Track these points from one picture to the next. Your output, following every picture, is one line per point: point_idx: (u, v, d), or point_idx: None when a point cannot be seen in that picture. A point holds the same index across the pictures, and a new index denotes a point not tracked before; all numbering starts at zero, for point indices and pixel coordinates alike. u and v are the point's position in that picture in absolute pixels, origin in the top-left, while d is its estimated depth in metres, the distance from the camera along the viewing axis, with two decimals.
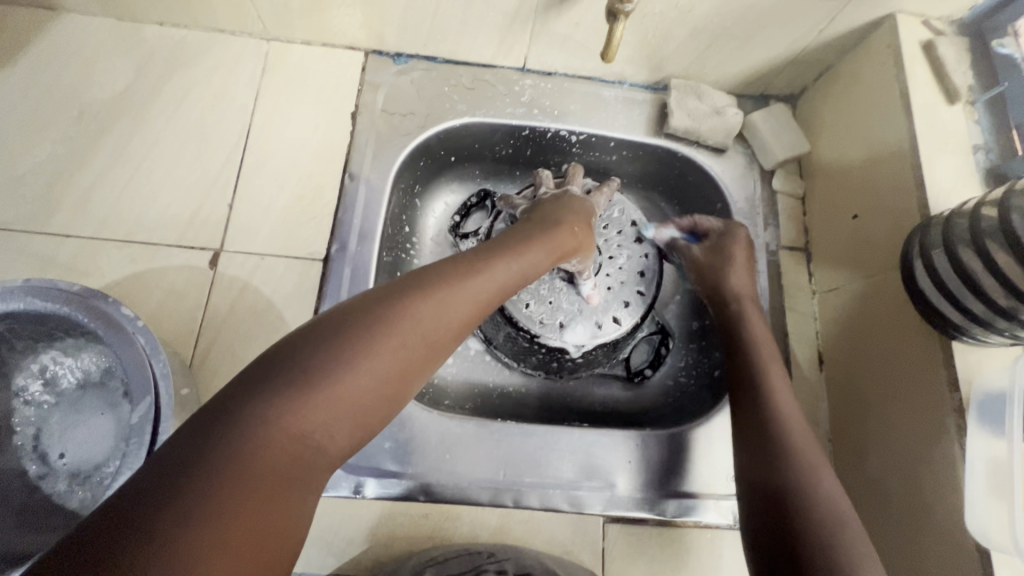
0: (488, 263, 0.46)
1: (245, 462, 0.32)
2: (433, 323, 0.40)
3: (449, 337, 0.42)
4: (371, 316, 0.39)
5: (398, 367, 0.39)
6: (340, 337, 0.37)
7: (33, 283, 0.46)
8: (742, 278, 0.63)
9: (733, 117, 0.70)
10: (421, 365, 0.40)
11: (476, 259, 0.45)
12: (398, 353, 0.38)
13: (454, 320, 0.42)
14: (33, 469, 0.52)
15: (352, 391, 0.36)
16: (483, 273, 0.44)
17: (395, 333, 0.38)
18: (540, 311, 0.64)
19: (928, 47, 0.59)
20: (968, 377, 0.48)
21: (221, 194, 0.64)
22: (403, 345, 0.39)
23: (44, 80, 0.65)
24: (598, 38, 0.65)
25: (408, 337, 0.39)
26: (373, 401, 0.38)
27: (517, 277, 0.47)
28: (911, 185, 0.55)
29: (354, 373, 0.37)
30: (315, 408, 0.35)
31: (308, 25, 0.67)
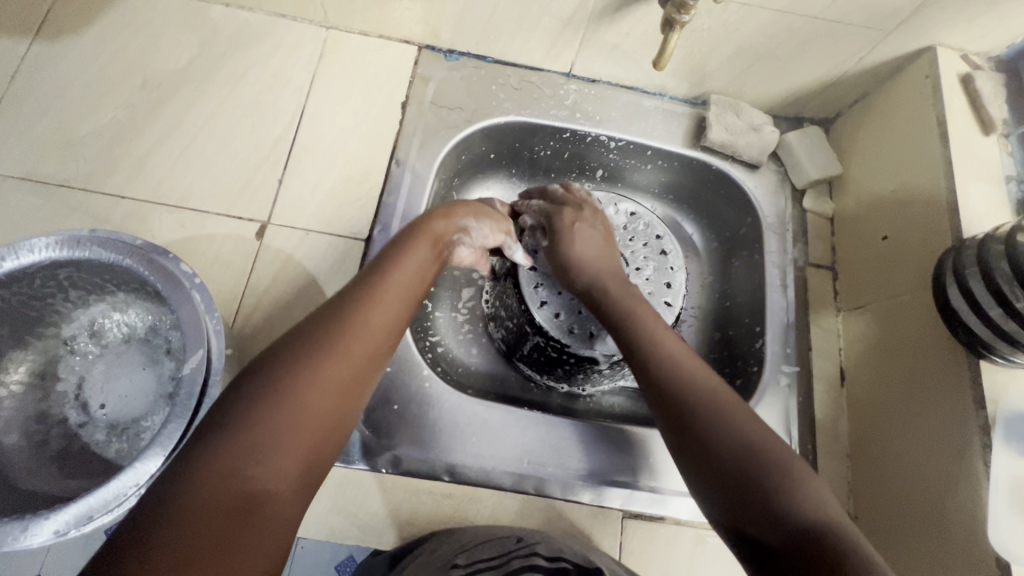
0: (380, 277, 0.46)
1: (186, 515, 0.31)
2: (348, 345, 0.41)
3: (370, 355, 0.42)
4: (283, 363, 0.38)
5: (323, 391, 0.38)
6: (254, 383, 0.37)
7: (99, 234, 0.47)
8: (596, 266, 0.56)
9: (770, 135, 0.72)
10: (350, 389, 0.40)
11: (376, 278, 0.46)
12: (315, 387, 0.38)
13: (365, 334, 0.42)
14: (73, 417, 0.52)
15: (283, 421, 0.36)
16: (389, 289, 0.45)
17: (313, 364, 0.39)
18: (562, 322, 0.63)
19: (966, 80, 0.61)
20: (995, 396, 0.49)
21: (271, 169, 0.66)
22: (326, 375, 0.39)
23: (112, 49, 0.68)
24: (646, 48, 0.68)
25: (322, 360, 0.39)
26: (312, 441, 0.37)
27: (411, 282, 0.48)
28: (944, 209, 0.57)
29: (281, 415, 0.36)
30: (248, 446, 0.35)
31: (367, 16, 0.70)
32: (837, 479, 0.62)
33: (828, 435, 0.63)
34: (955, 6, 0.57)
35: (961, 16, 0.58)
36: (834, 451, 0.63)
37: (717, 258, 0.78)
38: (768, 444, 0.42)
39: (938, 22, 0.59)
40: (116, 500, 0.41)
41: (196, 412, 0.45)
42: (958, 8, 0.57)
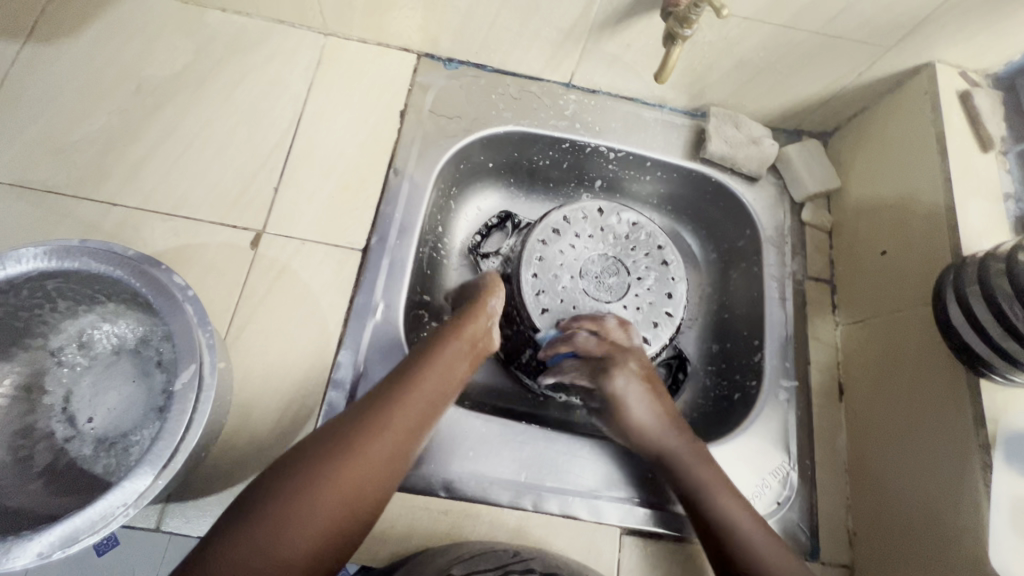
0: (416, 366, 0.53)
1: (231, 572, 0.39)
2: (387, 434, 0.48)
3: (406, 447, 0.49)
4: (329, 446, 0.46)
5: (354, 474, 0.45)
6: (302, 461, 0.45)
7: (89, 244, 0.46)
8: (643, 417, 0.59)
9: (769, 148, 0.72)
10: (383, 477, 0.47)
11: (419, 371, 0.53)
12: (348, 471, 0.45)
13: (403, 429, 0.49)
14: (60, 431, 0.51)
15: (316, 500, 0.43)
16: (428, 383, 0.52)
17: (357, 450, 0.46)
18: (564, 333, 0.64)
19: (965, 97, 0.61)
20: (995, 415, 0.49)
21: (267, 177, 0.65)
22: (361, 462, 0.46)
23: (106, 53, 0.67)
24: (647, 59, 0.68)
25: (358, 447, 0.47)
26: (345, 512, 0.44)
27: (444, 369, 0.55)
28: (943, 226, 0.57)
29: (324, 489, 0.44)
30: (285, 519, 0.42)
31: (366, 24, 0.69)
32: (835, 495, 0.61)
33: (826, 449, 0.63)
34: (955, 23, 0.57)
35: (961, 33, 0.58)
36: (833, 466, 0.62)
37: (716, 270, 0.78)
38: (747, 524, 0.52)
39: (937, 38, 0.59)
40: (104, 521, 0.40)
41: (188, 428, 0.43)
42: (958, 25, 0.57)
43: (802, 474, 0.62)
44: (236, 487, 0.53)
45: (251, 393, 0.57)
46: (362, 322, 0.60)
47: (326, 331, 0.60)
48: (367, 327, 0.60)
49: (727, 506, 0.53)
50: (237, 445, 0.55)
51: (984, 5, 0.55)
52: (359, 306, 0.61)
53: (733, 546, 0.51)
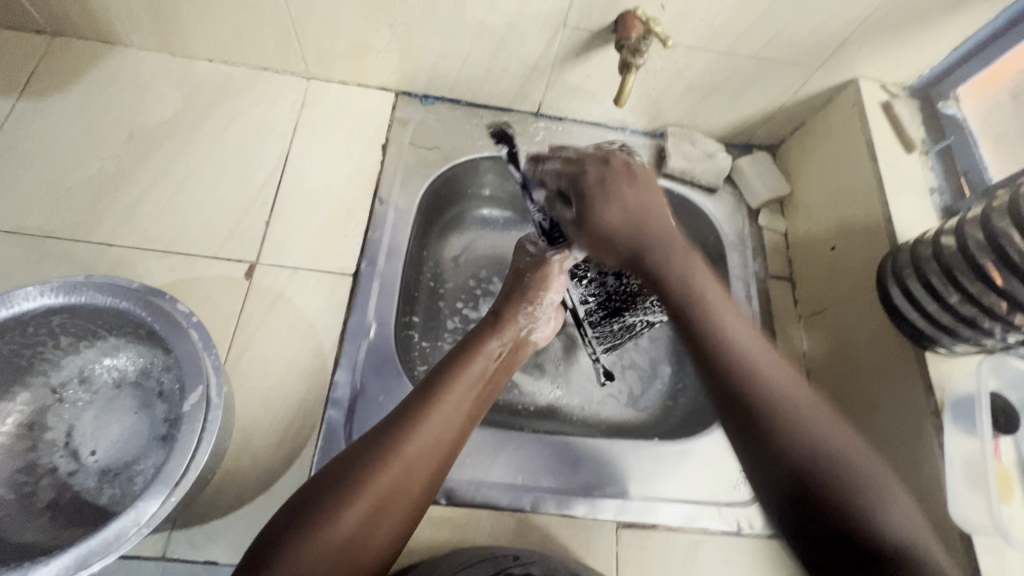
0: (468, 359, 0.52)
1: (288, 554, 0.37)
2: (418, 454, 0.44)
3: (436, 462, 0.45)
4: (356, 465, 0.42)
5: (411, 462, 0.44)
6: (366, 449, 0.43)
7: (95, 279, 0.49)
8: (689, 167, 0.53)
9: (723, 160, 0.79)
10: (412, 498, 0.43)
11: (447, 377, 0.49)
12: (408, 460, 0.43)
13: (436, 443, 0.45)
14: (63, 466, 0.52)
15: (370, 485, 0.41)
16: (462, 381, 0.49)
17: (385, 470, 0.42)
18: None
19: (886, 107, 0.69)
20: (941, 383, 0.54)
21: (259, 212, 0.68)
22: (390, 483, 0.42)
23: (97, 106, 0.71)
24: (606, 88, 0.74)
25: (420, 433, 0.45)
26: (373, 536, 0.41)
27: (496, 361, 0.54)
28: (881, 220, 0.63)
29: (350, 511, 0.40)
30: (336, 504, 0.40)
31: (346, 67, 0.74)
32: None
33: None
34: (869, 44, 0.66)
35: (875, 52, 0.67)
36: None
37: None
38: (826, 447, 0.36)
39: (856, 57, 0.68)
40: (117, 541, 0.41)
41: (198, 445, 0.45)
42: (872, 45, 0.66)
43: None
44: (240, 508, 0.54)
45: (251, 417, 0.58)
46: (358, 343, 0.63)
47: (322, 354, 0.62)
48: (361, 347, 0.63)
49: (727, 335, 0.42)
50: (240, 468, 0.56)
51: (892, 28, 0.63)
52: (352, 328, 0.64)
53: (790, 451, 0.36)
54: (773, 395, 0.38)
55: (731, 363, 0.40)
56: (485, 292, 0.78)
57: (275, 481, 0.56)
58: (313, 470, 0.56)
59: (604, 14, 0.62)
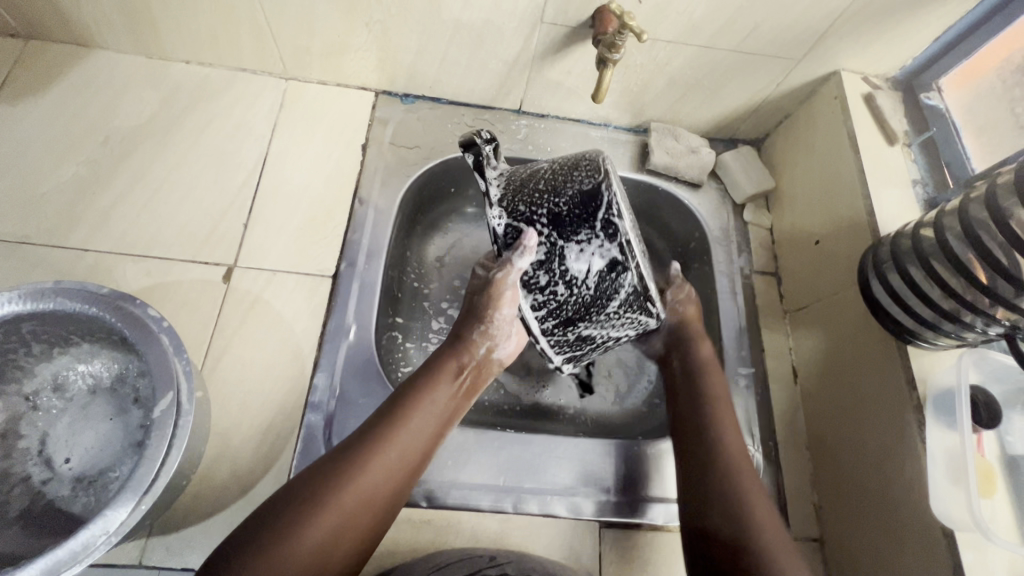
0: (433, 384, 0.54)
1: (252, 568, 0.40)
2: (373, 480, 0.47)
3: (398, 481, 0.49)
4: (315, 488, 0.45)
5: (369, 487, 0.46)
6: (325, 473, 0.46)
7: (64, 285, 0.48)
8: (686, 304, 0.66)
9: (707, 155, 0.78)
10: (366, 521, 0.46)
11: (409, 401, 0.52)
12: (365, 483, 0.46)
13: (392, 470, 0.48)
14: (36, 475, 0.51)
15: (328, 509, 0.44)
16: (424, 405, 0.52)
17: (341, 495, 0.45)
18: (582, 267, 0.51)
19: (869, 99, 0.69)
20: (922, 377, 0.54)
21: (236, 215, 0.68)
22: (348, 508, 0.45)
23: (73, 110, 0.70)
24: (587, 84, 0.74)
25: (379, 459, 0.48)
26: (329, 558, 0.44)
27: (462, 384, 0.56)
28: (863, 213, 0.63)
29: (308, 534, 0.43)
30: (297, 525, 0.43)
31: (324, 67, 0.74)
32: (800, 471, 0.65)
33: (787, 430, 0.67)
34: (850, 35, 0.65)
35: (857, 43, 0.66)
36: (794, 445, 0.66)
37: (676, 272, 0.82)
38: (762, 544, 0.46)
39: (838, 49, 0.67)
40: (85, 551, 0.40)
41: (168, 452, 0.45)
42: (853, 37, 0.65)
43: (766, 454, 0.65)
44: (217, 514, 0.54)
45: (229, 423, 0.58)
46: (336, 346, 0.62)
47: (300, 357, 0.62)
48: (341, 349, 0.62)
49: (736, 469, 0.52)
50: (217, 473, 0.56)
51: (872, 19, 0.63)
52: (331, 330, 0.63)
53: (755, 540, 0.47)
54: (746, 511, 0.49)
55: (731, 474, 0.52)
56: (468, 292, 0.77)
57: (253, 486, 0.55)
58: (292, 474, 0.56)
59: (580, 8, 0.61)
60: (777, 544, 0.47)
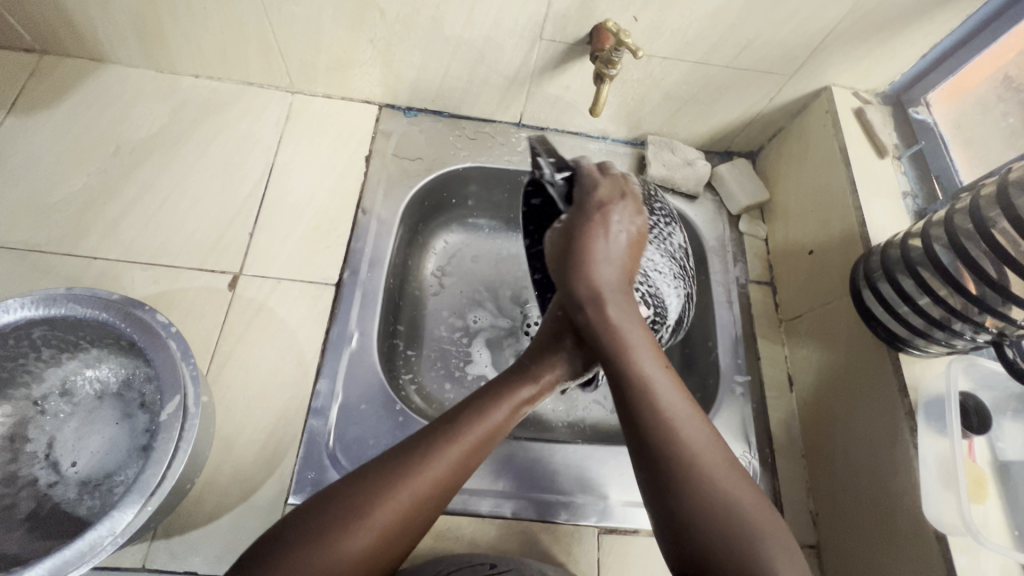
0: (509, 392, 0.47)
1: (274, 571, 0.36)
2: (421, 494, 0.41)
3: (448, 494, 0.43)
4: (353, 497, 0.39)
5: (419, 498, 0.41)
6: (379, 475, 0.40)
7: (75, 291, 0.49)
8: (603, 276, 0.49)
9: (703, 167, 0.80)
10: (403, 538, 0.41)
11: (484, 406, 0.46)
12: (416, 490, 0.41)
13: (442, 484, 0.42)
14: (43, 478, 0.52)
15: (373, 518, 0.39)
16: (495, 414, 0.46)
17: (390, 503, 0.39)
18: (667, 290, 0.57)
19: (859, 114, 0.70)
20: (914, 384, 0.55)
21: (243, 224, 0.69)
22: (399, 515, 0.40)
23: (85, 122, 0.72)
24: (585, 98, 0.76)
25: (440, 467, 0.42)
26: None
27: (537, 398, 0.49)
28: (855, 223, 0.64)
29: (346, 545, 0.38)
30: (333, 531, 0.38)
31: (330, 81, 0.76)
32: (797, 479, 0.66)
33: (783, 438, 0.68)
34: (840, 52, 0.67)
35: (847, 60, 0.68)
36: (790, 453, 0.67)
37: None
38: (700, 464, 0.39)
39: (827, 65, 0.69)
40: (92, 551, 0.41)
41: (175, 454, 0.46)
42: (843, 53, 0.67)
43: (763, 461, 0.66)
44: (219, 518, 0.54)
45: (232, 427, 0.59)
46: (339, 352, 0.64)
47: (304, 363, 0.63)
48: (343, 356, 0.63)
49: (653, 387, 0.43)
50: (220, 478, 0.56)
51: (861, 36, 0.65)
52: (334, 337, 0.64)
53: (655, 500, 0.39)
54: (671, 429, 0.40)
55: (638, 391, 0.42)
56: (471, 302, 0.79)
57: (256, 491, 0.56)
58: (294, 478, 0.57)
59: (578, 25, 0.63)
60: (710, 453, 0.40)
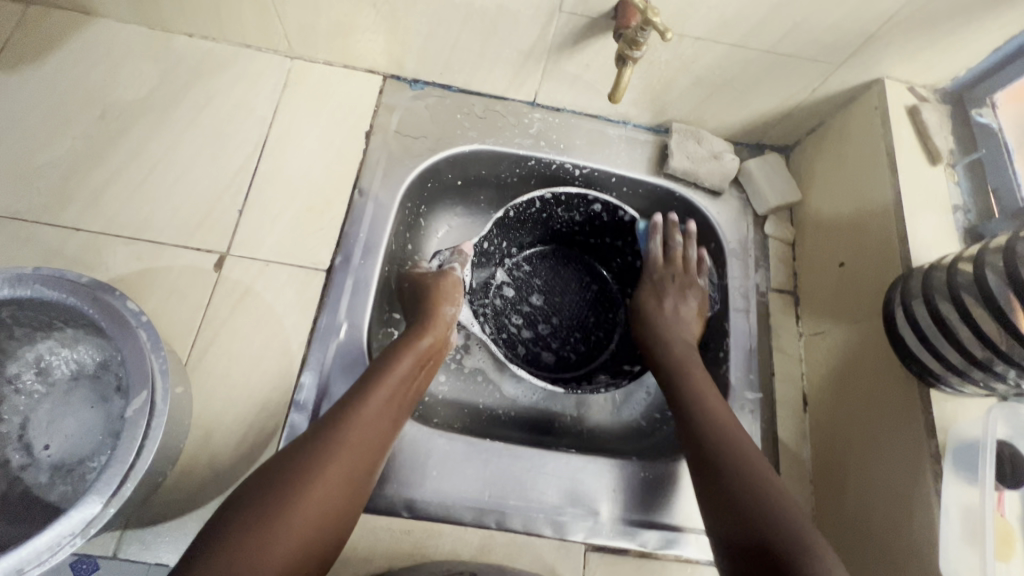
0: (395, 359, 0.56)
1: (234, 538, 0.43)
2: (359, 446, 0.50)
3: (373, 450, 0.51)
4: (290, 467, 0.47)
5: (345, 459, 0.49)
6: (306, 447, 0.49)
7: (43, 271, 0.46)
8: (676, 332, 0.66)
9: (730, 163, 0.73)
10: (349, 491, 0.48)
11: (374, 376, 0.54)
12: (342, 451, 0.49)
13: (369, 437, 0.51)
14: (15, 459, 0.51)
15: (314, 479, 0.47)
16: (389, 379, 0.54)
17: (333, 456, 0.48)
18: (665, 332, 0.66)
19: (913, 112, 0.63)
20: (945, 425, 0.50)
21: (231, 200, 0.65)
22: (333, 474, 0.48)
23: (72, 80, 0.68)
24: (606, 80, 0.69)
25: (356, 429, 0.50)
26: (327, 518, 0.47)
27: (422, 361, 0.58)
28: (895, 238, 0.58)
29: (308, 499, 0.46)
30: (277, 497, 0.45)
31: (332, 47, 0.70)
32: (800, 506, 0.62)
33: (792, 462, 0.63)
34: (899, 41, 0.59)
35: (906, 49, 0.60)
36: (797, 478, 0.63)
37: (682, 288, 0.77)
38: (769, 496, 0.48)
39: (883, 55, 0.61)
40: (51, 550, 0.40)
41: (139, 453, 0.44)
42: (903, 42, 0.59)
43: None
44: (193, 512, 0.53)
45: (210, 416, 0.56)
46: (327, 343, 0.61)
47: (289, 354, 0.60)
48: (331, 345, 0.61)
49: (722, 418, 0.56)
50: (195, 470, 0.54)
51: (926, 24, 0.57)
52: (322, 326, 0.61)
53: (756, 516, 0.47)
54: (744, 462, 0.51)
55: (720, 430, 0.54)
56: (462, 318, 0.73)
57: (231, 484, 0.54)
58: None
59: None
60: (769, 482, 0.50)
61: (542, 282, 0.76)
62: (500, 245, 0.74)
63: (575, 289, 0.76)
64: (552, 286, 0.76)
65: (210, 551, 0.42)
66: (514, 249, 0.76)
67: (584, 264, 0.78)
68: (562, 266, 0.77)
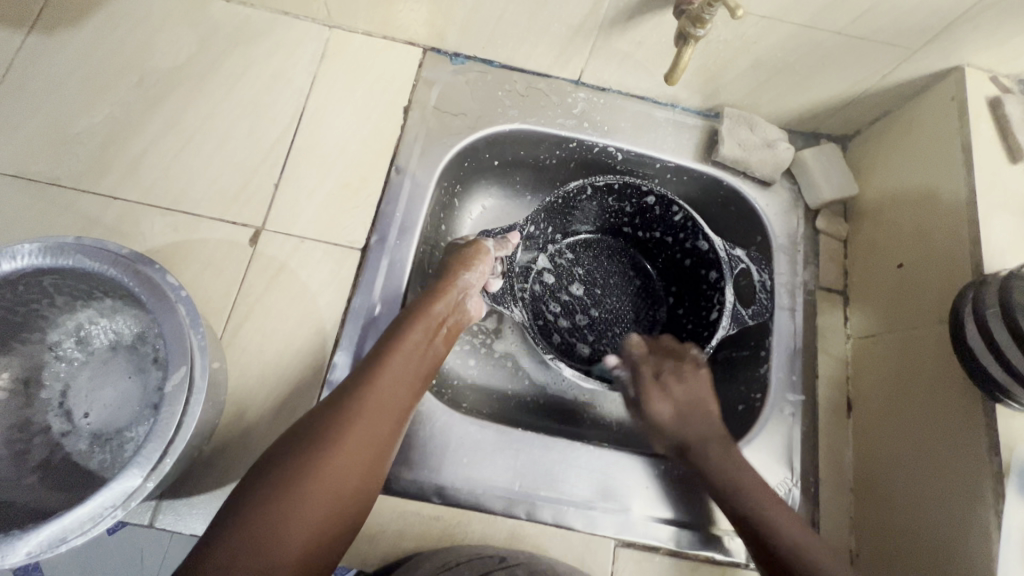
0: (407, 328, 0.54)
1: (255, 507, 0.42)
2: (375, 415, 0.48)
3: (392, 419, 0.50)
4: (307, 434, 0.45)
5: (362, 427, 0.47)
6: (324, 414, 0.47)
7: (84, 241, 0.46)
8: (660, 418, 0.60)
9: (784, 152, 0.69)
10: (367, 460, 0.47)
11: (388, 345, 0.53)
12: (358, 418, 0.47)
13: (386, 408, 0.49)
14: (56, 425, 0.52)
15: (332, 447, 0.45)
16: (402, 350, 0.53)
17: (351, 424, 0.47)
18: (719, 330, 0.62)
19: (994, 104, 0.58)
20: (1011, 444, 0.47)
21: (267, 174, 0.64)
22: (352, 442, 0.46)
23: (110, 44, 0.67)
24: (658, 59, 0.65)
25: (371, 396, 0.49)
26: (346, 488, 0.45)
27: (434, 330, 0.56)
28: (966, 242, 0.54)
29: (327, 469, 0.44)
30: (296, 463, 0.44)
31: (372, 17, 0.67)
32: (837, 515, 0.60)
33: (832, 468, 0.61)
34: (989, 24, 0.54)
35: (995, 34, 0.55)
36: (836, 485, 0.61)
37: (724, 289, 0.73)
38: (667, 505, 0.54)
39: (966, 41, 0.56)
40: (92, 521, 0.40)
41: (178, 429, 0.43)
42: (991, 26, 0.54)
43: (805, 490, 0.60)
44: (226, 486, 0.53)
45: (244, 392, 0.56)
46: (360, 323, 0.60)
47: (322, 334, 0.59)
48: (365, 326, 0.60)
49: (700, 524, 0.52)
50: (229, 444, 0.55)
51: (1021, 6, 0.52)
52: (356, 306, 0.60)
53: None
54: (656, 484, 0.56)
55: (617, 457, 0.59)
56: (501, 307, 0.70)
57: None
58: None
59: None
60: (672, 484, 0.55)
61: (583, 271, 0.74)
62: (545, 230, 0.71)
63: (617, 282, 0.74)
64: (590, 275, 0.74)
65: (233, 524, 0.41)
66: (558, 235, 0.73)
67: (628, 258, 0.75)
68: (605, 257, 0.75)
